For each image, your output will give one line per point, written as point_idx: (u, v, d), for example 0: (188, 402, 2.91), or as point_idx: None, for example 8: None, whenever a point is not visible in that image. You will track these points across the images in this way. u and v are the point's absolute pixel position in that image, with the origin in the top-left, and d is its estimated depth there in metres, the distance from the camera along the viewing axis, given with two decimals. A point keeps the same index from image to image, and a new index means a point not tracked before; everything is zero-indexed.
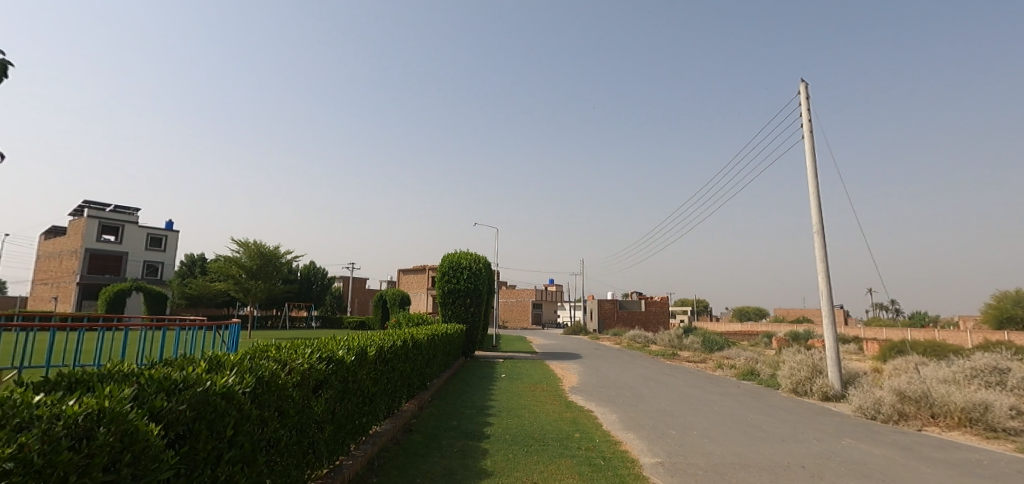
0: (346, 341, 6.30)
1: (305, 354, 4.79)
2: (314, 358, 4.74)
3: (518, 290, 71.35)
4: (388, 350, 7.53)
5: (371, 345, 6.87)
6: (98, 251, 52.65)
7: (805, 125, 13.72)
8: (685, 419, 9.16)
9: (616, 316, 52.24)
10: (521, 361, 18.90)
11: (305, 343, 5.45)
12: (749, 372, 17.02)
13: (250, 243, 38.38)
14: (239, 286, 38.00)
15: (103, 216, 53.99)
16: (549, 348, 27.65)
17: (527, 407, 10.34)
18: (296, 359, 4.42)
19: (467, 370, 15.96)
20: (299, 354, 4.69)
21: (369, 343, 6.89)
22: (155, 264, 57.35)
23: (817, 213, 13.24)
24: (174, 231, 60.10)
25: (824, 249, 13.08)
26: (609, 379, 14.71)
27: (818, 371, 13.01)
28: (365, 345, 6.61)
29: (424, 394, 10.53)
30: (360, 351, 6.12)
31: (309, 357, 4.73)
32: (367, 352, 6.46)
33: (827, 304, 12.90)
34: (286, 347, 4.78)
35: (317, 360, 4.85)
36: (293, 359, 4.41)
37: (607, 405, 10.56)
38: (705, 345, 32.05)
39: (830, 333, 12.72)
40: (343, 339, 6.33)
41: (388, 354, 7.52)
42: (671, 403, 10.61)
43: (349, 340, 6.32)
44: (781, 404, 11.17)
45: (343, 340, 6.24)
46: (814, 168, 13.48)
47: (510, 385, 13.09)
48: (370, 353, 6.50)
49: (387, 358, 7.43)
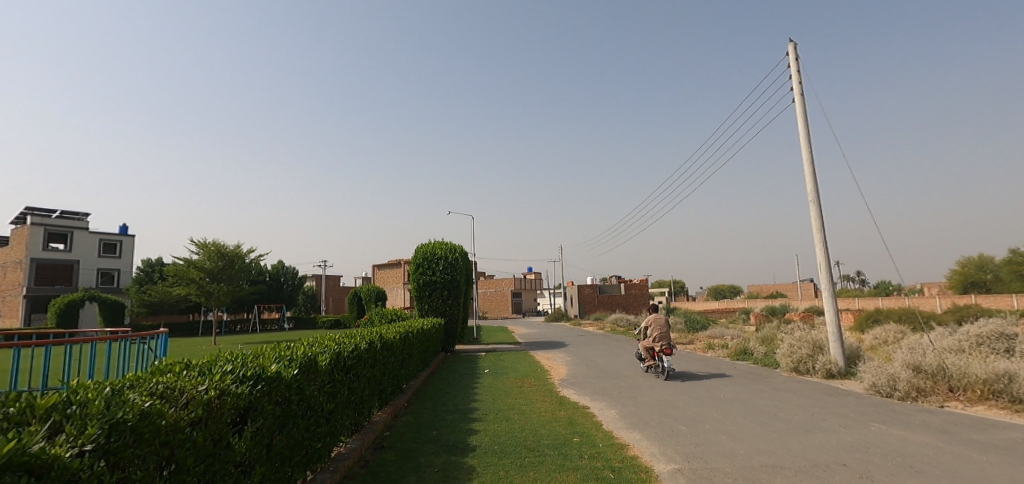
0: (291, 350, 5.12)
1: (222, 378, 3.62)
2: (230, 380, 3.61)
3: (496, 280, 70.29)
4: (349, 358, 6.36)
5: (325, 352, 5.70)
6: (45, 260, 49.50)
7: (795, 88, 12.94)
8: (692, 412, 8.22)
9: (596, 301, 51.70)
10: (504, 354, 17.85)
11: (227, 359, 4.24)
12: (742, 352, 16.26)
13: (209, 244, 36.28)
14: (201, 289, 35.95)
15: (48, 223, 50.75)
16: (531, 338, 26.77)
17: (516, 407, 9.27)
18: (198, 386, 3.27)
19: (448, 366, 14.82)
20: (210, 378, 3.53)
21: (322, 350, 5.72)
22: (110, 272, 54.34)
23: (811, 181, 12.45)
24: (130, 235, 57.05)
25: (821, 218, 12.28)
26: (600, 369, 13.73)
27: (819, 347, 12.19)
28: (317, 354, 5.44)
29: (399, 400, 9.42)
30: (309, 360, 4.99)
31: (227, 382, 3.58)
32: (320, 360, 5.31)
33: (825, 276, 12.12)
34: (192, 372, 3.65)
35: (241, 383, 3.70)
36: (195, 386, 3.28)
37: (602, 398, 9.57)
38: (688, 325, 31.69)
39: (831, 306, 11.92)
40: (285, 348, 5.14)
41: (350, 361, 6.33)
42: (672, 393, 9.69)
43: (295, 349, 5.16)
44: (788, 386, 10.34)
45: (287, 350, 5.06)
46: (806, 132, 12.69)
47: (494, 381, 12.02)
48: (323, 362, 5.35)
49: (349, 367, 6.27)
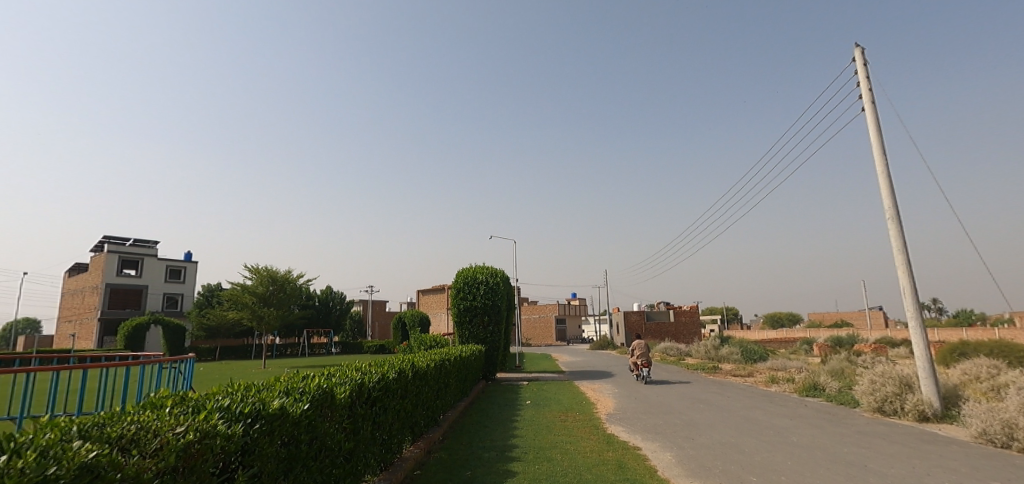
0: (305, 381, 4.50)
1: (212, 414, 3.01)
2: (222, 417, 2.99)
3: (541, 306, 69.29)
4: (373, 390, 5.72)
5: (344, 384, 5.06)
6: (118, 285, 52.50)
7: (865, 96, 11.79)
8: (762, 459, 7.21)
9: (644, 329, 49.78)
10: (548, 384, 16.97)
11: (227, 392, 3.65)
12: (811, 387, 14.70)
13: (261, 269, 37.36)
14: (253, 313, 36.84)
15: (122, 250, 54.02)
16: (576, 366, 25.74)
17: (558, 445, 8.44)
18: (177, 427, 2.68)
19: (488, 396, 14.08)
20: (197, 415, 2.92)
21: (342, 381, 5.10)
22: (174, 296, 57.06)
23: (889, 197, 11.17)
24: (193, 262, 59.98)
25: (903, 238, 10.93)
26: (651, 403, 12.68)
27: (907, 384, 10.76)
28: (335, 387, 4.80)
29: (433, 433, 8.77)
30: (324, 392, 4.34)
31: (218, 419, 2.97)
32: (338, 394, 4.65)
33: (912, 303, 10.72)
34: (178, 408, 3.07)
35: (236, 420, 3.06)
36: (172, 427, 2.66)
37: (656, 437, 8.65)
38: (745, 355, 29.77)
39: (919, 337, 10.51)
40: (298, 379, 4.52)
41: (375, 393, 5.75)
42: (735, 434, 8.65)
43: (312, 379, 4.58)
44: (874, 430, 9.06)
45: (300, 382, 4.43)
46: (879, 143, 11.48)
47: (535, 414, 11.19)
48: (341, 394, 4.69)
49: (371, 400, 5.64)
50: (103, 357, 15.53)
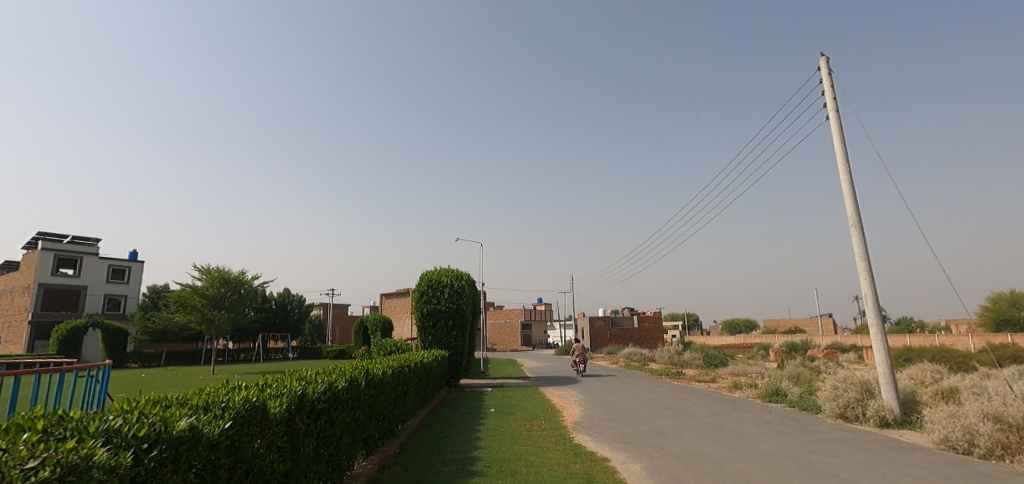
0: (232, 392, 3.90)
1: (87, 441, 2.43)
2: (99, 444, 2.42)
3: (505, 311, 68.86)
4: (316, 401, 5.12)
5: (281, 395, 4.46)
6: (53, 285, 49.14)
7: (830, 104, 11.89)
8: (733, 469, 6.96)
9: (608, 335, 49.98)
10: (512, 391, 16.52)
11: (123, 409, 3.05)
12: (773, 392, 14.75)
13: (212, 270, 35.56)
14: (202, 316, 34.97)
15: (59, 248, 50.61)
16: (541, 372, 25.37)
17: (523, 457, 8.02)
18: (28, 461, 2.10)
19: (450, 404, 13.50)
20: (66, 441, 2.34)
21: (280, 392, 4.50)
22: (117, 298, 53.86)
23: (851, 204, 11.26)
24: (138, 261, 56.81)
25: (865, 246, 11.02)
26: (617, 409, 12.40)
27: (868, 391, 10.81)
28: (270, 399, 4.22)
29: (389, 446, 8.20)
30: (252, 405, 3.76)
31: (94, 450, 2.39)
32: (271, 408, 4.06)
33: (873, 309, 10.78)
34: (45, 430, 2.48)
35: (119, 451, 2.49)
36: (23, 461, 2.09)
37: (623, 447, 8.33)
38: (706, 361, 30.13)
39: (880, 344, 10.57)
40: (221, 392, 3.91)
41: (320, 406, 5.15)
42: (704, 442, 8.42)
43: (240, 391, 3.98)
44: (840, 437, 8.99)
45: (225, 394, 3.84)
46: (843, 150, 11.57)
47: (498, 423, 10.72)
48: (275, 408, 4.10)
49: (315, 413, 5.05)
50: (20, 365, 13.95)
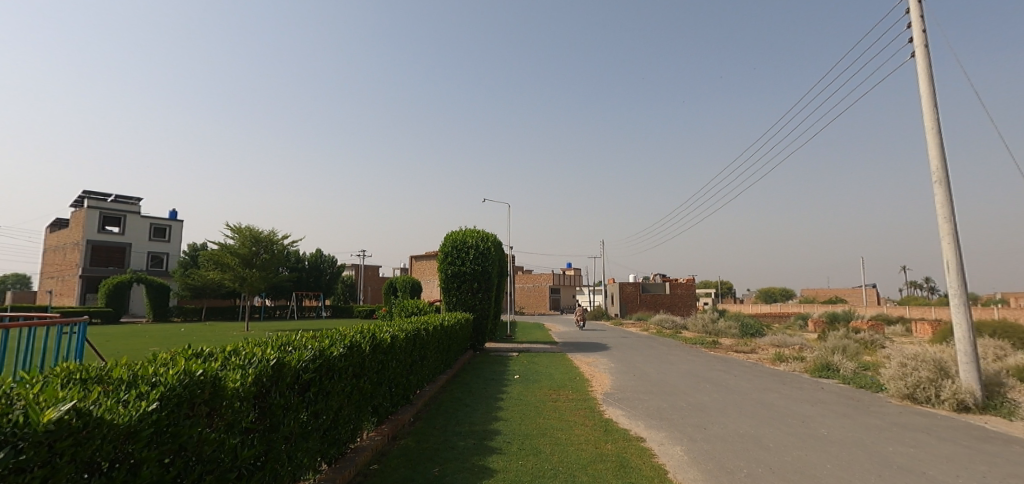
0: (178, 361, 3.07)
1: None
2: None
3: (535, 275, 68.38)
4: (301, 373, 4.28)
5: (251, 365, 3.63)
6: (100, 242, 50.86)
7: (917, 41, 10.35)
8: (793, 459, 5.96)
9: (640, 300, 48.86)
10: (538, 356, 15.76)
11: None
12: (823, 367, 13.52)
13: (244, 228, 35.79)
14: (235, 274, 35.41)
15: (104, 206, 52.09)
16: (568, 337, 24.71)
17: (547, 433, 7.20)
18: None
19: (472, 369, 12.81)
20: None
21: (250, 362, 3.67)
22: (160, 255, 55.49)
23: (937, 156, 9.77)
24: (179, 220, 58.13)
25: (950, 204, 9.59)
26: (651, 381, 11.45)
27: (943, 370, 9.60)
28: (234, 370, 3.38)
29: (402, 414, 7.53)
30: (201, 375, 2.91)
31: None
32: (231, 381, 3.22)
33: (956, 278, 9.43)
34: None
35: None
36: None
37: (661, 426, 7.43)
38: (742, 329, 28.91)
39: (963, 318, 9.26)
40: (165, 361, 3.08)
41: (306, 377, 4.35)
42: (753, 424, 7.44)
43: (188, 359, 3.18)
44: (912, 422, 7.86)
45: (169, 363, 3.01)
46: (930, 95, 10.04)
47: (523, 392, 9.95)
48: (238, 382, 3.25)
49: (301, 384, 4.27)
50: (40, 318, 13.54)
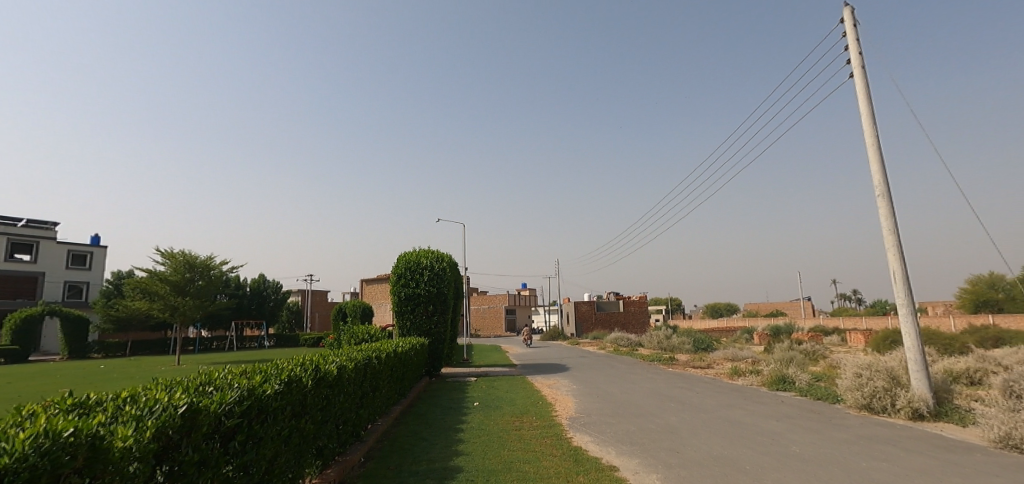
0: (48, 421, 2.55)
1: None
2: None
3: (489, 296, 67.69)
4: (221, 420, 3.67)
5: (149, 415, 3.06)
6: (8, 272, 46.33)
7: (855, 61, 10.75)
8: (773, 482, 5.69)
9: (593, 319, 49.07)
10: (498, 380, 15.18)
11: None
12: (780, 380, 13.61)
13: (176, 254, 33.40)
14: (165, 303, 32.90)
15: (13, 232, 47.61)
16: (526, 359, 24.21)
17: (513, 466, 6.66)
18: None
19: (429, 398, 12.09)
20: None
21: (148, 410, 3.10)
22: (79, 285, 51.07)
23: (879, 171, 10.06)
24: (102, 246, 53.82)
25: (893, 217, 9.85)
26: (616, 402, 11.10)
27: (896, 379, 9.73)
28: (127, 424, 2.87)
29: (351, 455, 6.85)
30: (74, 435, 2.46)
31: None
32: (119, 438, 2.72)
33: (903, 288, 9.63)
34: None
35: None
36: None
37: (633, 452, 7.06)
38: (696, 344, 29.30)
39: (911, 326, 9.45)
40: (31, 421, 2.60)
41: (226, 426, 3.69)
42: (725, 445, 7.20)
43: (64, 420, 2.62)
44: (878, 434, 7.82)
45: (34, 423, 2.55)
46: (869, 112, 10.38)
47: (484, 421, 9.35)
48: (130, 439, 2.76)
49: (220, 435, 3.64)
50: None
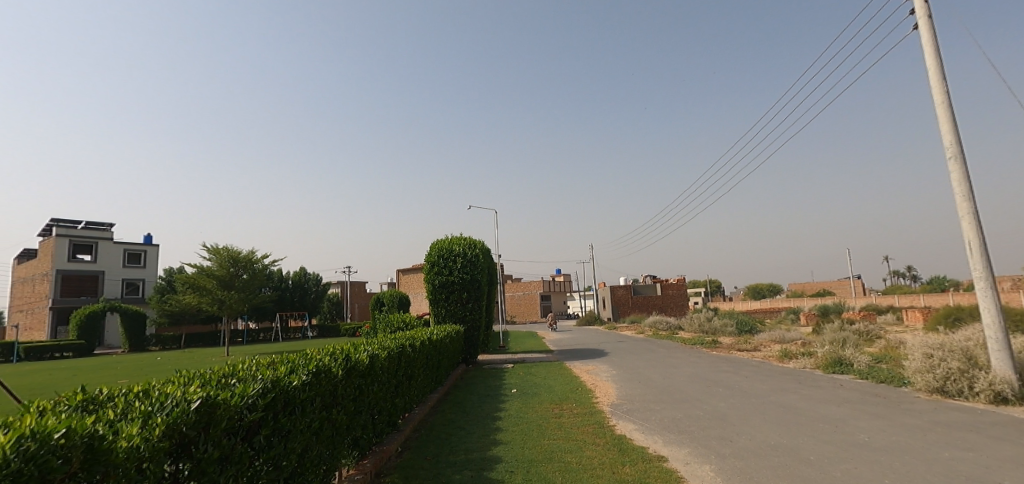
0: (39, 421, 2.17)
1: None
2: None
3: (525, 283, 67.58)
4: (243, 414, 3.31)
5: (160, 411, 2.65)
6: (70, 272, 48.93)
7: (920, 11, 9.75)
8: (843, 474, 5.14)
9: (631, 303, 48.28)
10: (535, 367, 14.86)
11: None
12: (836, 362, 12.77)
13: (221, 249, 34.38)
14: (213, 297, 34.00)
15: (74, 234, 50.16)
16: (564, 344, 23.86)
17: (554, 457, 6.31)
18: None
19: (465, 386, 11.87)
20: None
21: (159, 405, 2.70)
22: (135, 282, 53.56)
23: (951, 132, 9.13)
24: (154, 244, 56.21)
25: (968, 181, 8.93)
26: (660, 388, 10.59)
27: (973, 360, 8.89)
28: (134, 421, 2.45)
29: (388, 444, 6.63)
30: (65, 433, 2.03)
31: None
32: (122, 437, 2.27)
33: (980, 260, 8.75)
34: None
35: None
36: None
37: (682, 441, 6.60)
38: (740, 327, 28.27)
39: (990, 301, 8.59)
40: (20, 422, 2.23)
41: (251, 419, 3.35)
42: (784, 433, 6.65)
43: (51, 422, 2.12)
44: (955, 419, 7.10)
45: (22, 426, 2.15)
46: (939, 67, 9.38)
47: (522, 409, 9.04)
48: (138, 437, 2.33)
49: (242, 429, 3.27)
50: None
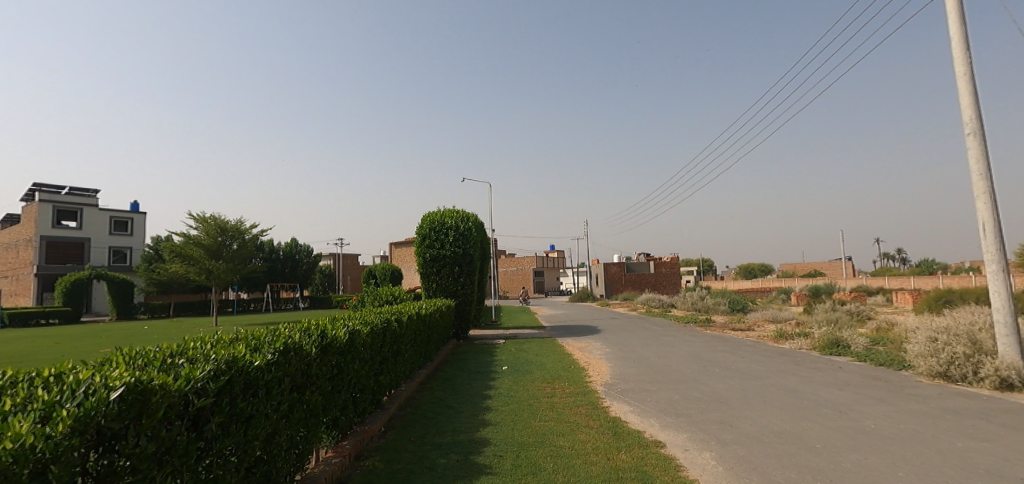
0: None
1: None
2: None
3: (518, 258, 67.31)
4: (190, 399, 2.86)
5: (69, 401, 2.19)
6: (55, 238, 47.98)
7: None
8: (855, 465, 4.81)
9: (624, 280, 48.19)
10: (527, 343, 14.55)
11: None
12: (832, 343, 12.53)
13: (208, 218, 33.64)
14: (201, 267, 33.41)
15: (58, 200, 49.02)
16: (556, 320, 23.65)
17: (545, 440, 5.96)
18: None
19: (455, 362, 11.52)
20: None
21: (69, 395, 2.24)
22: (122, 250, 52.73)
23: (972, 106, 8.67)
24: (141, 212, 55.16)
25: (985, 160, 8.52)
26: (655, 367, 10.29)
27: (979, 344, 8.62)
28: (30, 417, 1.98)
29: (371, 424, 6.29)
30: None
31: None
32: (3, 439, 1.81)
33: (994, 242, 8.39)
34: None
35: None
36: None
37: (681, 424, 6.27)
38: (732, 305, 28.18)
39: (1001, 284, 8.27)
40: None
41: (197, 405, 2.90)
42: (787, 418, 6.32)
43: None
44: (963, 406, 6.81)
45: None
46: (962, 37, 8.87)
47: (513, 387, 8.69)
48: (30, 436, 1.87)
49: (187, 416, 2.82)
50: None
